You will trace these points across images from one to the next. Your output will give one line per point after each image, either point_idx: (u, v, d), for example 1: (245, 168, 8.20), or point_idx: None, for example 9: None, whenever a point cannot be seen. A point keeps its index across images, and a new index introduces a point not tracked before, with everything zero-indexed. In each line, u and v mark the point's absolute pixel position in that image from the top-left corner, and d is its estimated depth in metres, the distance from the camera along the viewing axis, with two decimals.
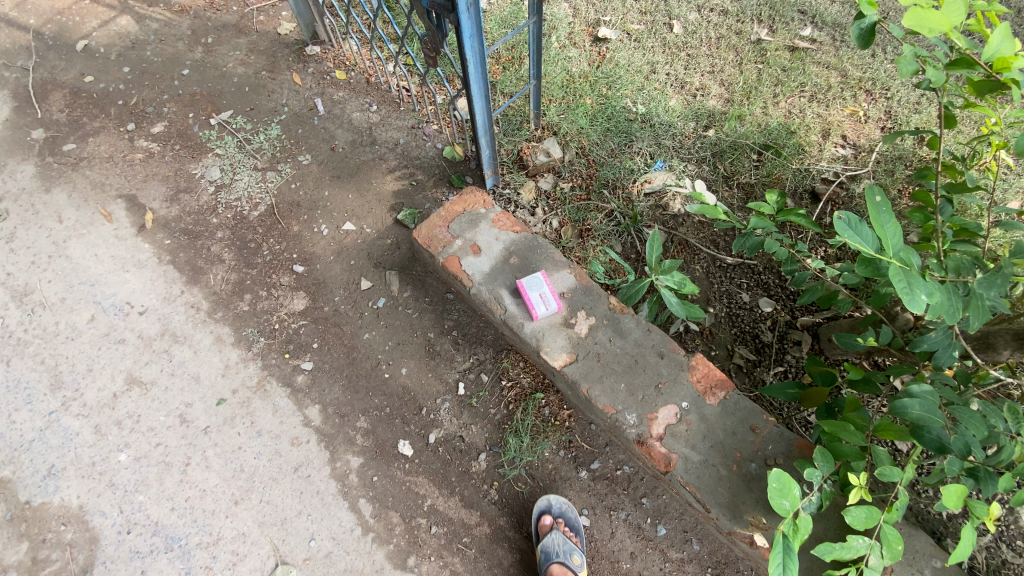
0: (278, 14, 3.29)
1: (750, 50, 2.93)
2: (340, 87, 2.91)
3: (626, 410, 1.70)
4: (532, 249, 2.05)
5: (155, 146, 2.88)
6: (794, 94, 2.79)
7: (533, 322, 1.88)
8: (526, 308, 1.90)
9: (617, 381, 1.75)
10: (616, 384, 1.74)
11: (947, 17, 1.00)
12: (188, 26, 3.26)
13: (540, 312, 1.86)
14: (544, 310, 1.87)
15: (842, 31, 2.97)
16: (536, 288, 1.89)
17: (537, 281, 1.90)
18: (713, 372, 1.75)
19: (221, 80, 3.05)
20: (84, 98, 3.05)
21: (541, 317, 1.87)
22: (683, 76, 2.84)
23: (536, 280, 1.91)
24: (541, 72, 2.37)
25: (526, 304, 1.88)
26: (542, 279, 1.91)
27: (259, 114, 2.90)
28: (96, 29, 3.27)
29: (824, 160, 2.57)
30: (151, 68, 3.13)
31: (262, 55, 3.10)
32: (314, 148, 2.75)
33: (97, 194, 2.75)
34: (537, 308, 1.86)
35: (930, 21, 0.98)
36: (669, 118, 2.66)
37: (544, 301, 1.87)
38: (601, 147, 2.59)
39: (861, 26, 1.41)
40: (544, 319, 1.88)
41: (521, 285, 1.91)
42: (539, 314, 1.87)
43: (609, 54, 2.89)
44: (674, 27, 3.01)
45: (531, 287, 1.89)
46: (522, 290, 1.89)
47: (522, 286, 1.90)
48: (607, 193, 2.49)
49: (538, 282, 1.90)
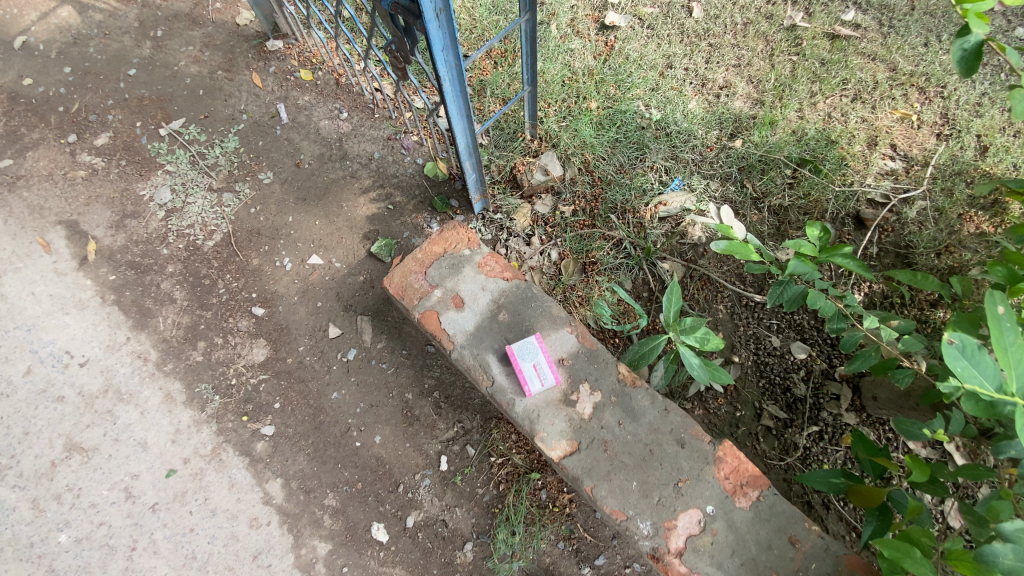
0: (236, 1, 2.87)
1: (782, 38, 2.49)
2: (305, 90, 2.53)
3: (639, 516, 1.41)
4: (524, 302, 1.71)
5: (99, 160, 2.52)
6: (834, 92, 2.38)
7: (525, 399, 1.56)
8: (517, 381, 1.58)
9: (629, 479, 1.44)
10: (627, 482, 1.44)
11: None
12: (135, 16, 2.84)
13: (533, 386, 1.55)
14: (539, 384, 1.55)
15: (891, 13, 2.52)
16: (528, 357, 1.57)
17: (530, 348, 1.59)
18: (744, 467, 1.45)
19: (172, 82, 2.66)
20: (21, 104, 2.67)
21: (535, 393, 1.55)
22: (704, 72, 2.43)
23: (529, 347, 1.59)
24: (536, 77, 1.98)
25: (517, 376, 1.57)
26: (536, 346, 1.60)
27: (215, 122, 2.54)
28: (34, 22, 2.85)
29: (871, 176, 2.19)
30: (93, 67, 2.73)
31: (218, 51, 2.71)
32: (276, 164, 2.39)
33: (35, 219, 2.40)
34: (530, 382, 1.55)
35: None
36: (688, 125, 2.27)
37: (539, 373, 1.55)
38: (608, 162, 2.20)
39: (965, 46, 1.08)
40: (539, 395, 1.55)
41: (511, 352, 1.59)
42: (533, 389, 1.55)
43: (618, 44, 2.46)
44: (693, 10, 2.57)
45: (522, 356, 1.57)
46: (512, 360, 1.57)
47: (512, 354, 1.58)
48: (615, 218, 2.11)
49: (531, 350, 1.58)
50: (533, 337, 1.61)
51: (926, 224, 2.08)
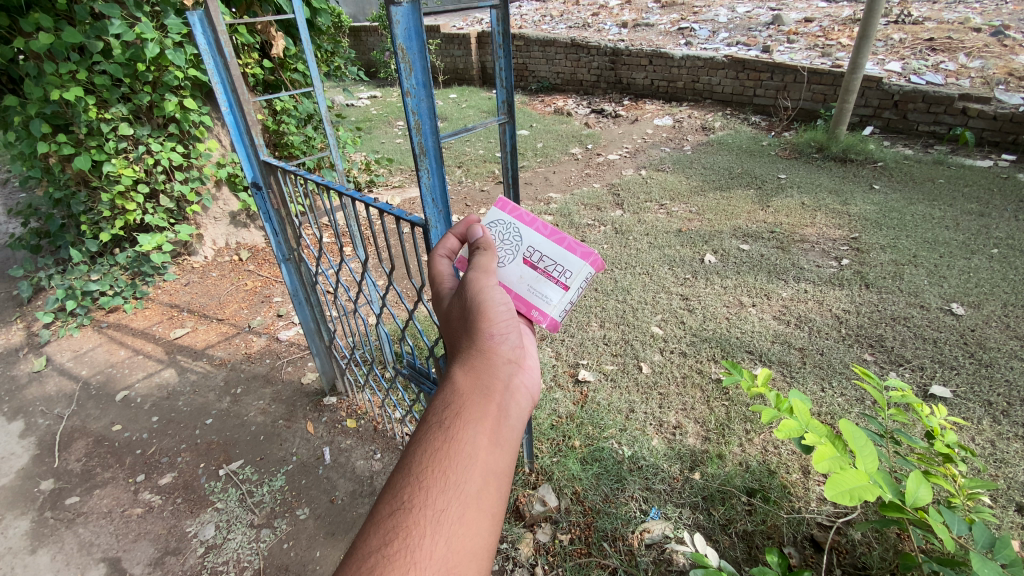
0: (304, 365, 3.86)
1: (712, 388, 3.39)
2: (348, 435, 3.21)
3: None
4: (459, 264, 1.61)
5: (158, 498, 2.98)
6: (763, 429, 3.08)
7: (563, 312, 1.58)
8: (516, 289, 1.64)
9: None
10: None
11: (816, 436, 1.64)
12: (223, 378, 3.79)
13: (550, 305, 1.57)
14: (555, 276, 1.59)
15: (789, 367, 3.61)
16: (508, 276, 1.60)
17: (496, 235, 1.63)
18: None
19: (239, 428, 3.36)
20: (106, 446, 3.37)
21: (562, 283, 1.59)
22: (659, 414, 3.24)
23: (501, 229, 1.63)
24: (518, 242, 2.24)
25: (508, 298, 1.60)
26: (514, 222, 1.63)
27: (268, 463, 3.09)
28: (162, 384, 3.80)
29: (813, 501, 2.64)
30: (178, 417, 3.50)
31: (282, 404, 3.51)
32: (314, 500, 2.84)
33: (81, 556, 2.73)
34: (539, 301, 1.57)
35: (826, 454, 1.55)
36: (654, 459, 2.92)
37: (534, 268, 1.59)
38: (595, 492, 2.75)
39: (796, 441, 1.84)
40: (576, 288, 1.60)
41: None
42: (554, 297, 1.58)
43: (590, 394, 3.41)
44: (642, 367, 3.62)
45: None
46: (519, 313, 1.59)
47: None
48: (606, 544, 2.52)
49: (505, 256, 1.61)
50: (481, 218, 1.66)
51: (872, 544, 2.40)
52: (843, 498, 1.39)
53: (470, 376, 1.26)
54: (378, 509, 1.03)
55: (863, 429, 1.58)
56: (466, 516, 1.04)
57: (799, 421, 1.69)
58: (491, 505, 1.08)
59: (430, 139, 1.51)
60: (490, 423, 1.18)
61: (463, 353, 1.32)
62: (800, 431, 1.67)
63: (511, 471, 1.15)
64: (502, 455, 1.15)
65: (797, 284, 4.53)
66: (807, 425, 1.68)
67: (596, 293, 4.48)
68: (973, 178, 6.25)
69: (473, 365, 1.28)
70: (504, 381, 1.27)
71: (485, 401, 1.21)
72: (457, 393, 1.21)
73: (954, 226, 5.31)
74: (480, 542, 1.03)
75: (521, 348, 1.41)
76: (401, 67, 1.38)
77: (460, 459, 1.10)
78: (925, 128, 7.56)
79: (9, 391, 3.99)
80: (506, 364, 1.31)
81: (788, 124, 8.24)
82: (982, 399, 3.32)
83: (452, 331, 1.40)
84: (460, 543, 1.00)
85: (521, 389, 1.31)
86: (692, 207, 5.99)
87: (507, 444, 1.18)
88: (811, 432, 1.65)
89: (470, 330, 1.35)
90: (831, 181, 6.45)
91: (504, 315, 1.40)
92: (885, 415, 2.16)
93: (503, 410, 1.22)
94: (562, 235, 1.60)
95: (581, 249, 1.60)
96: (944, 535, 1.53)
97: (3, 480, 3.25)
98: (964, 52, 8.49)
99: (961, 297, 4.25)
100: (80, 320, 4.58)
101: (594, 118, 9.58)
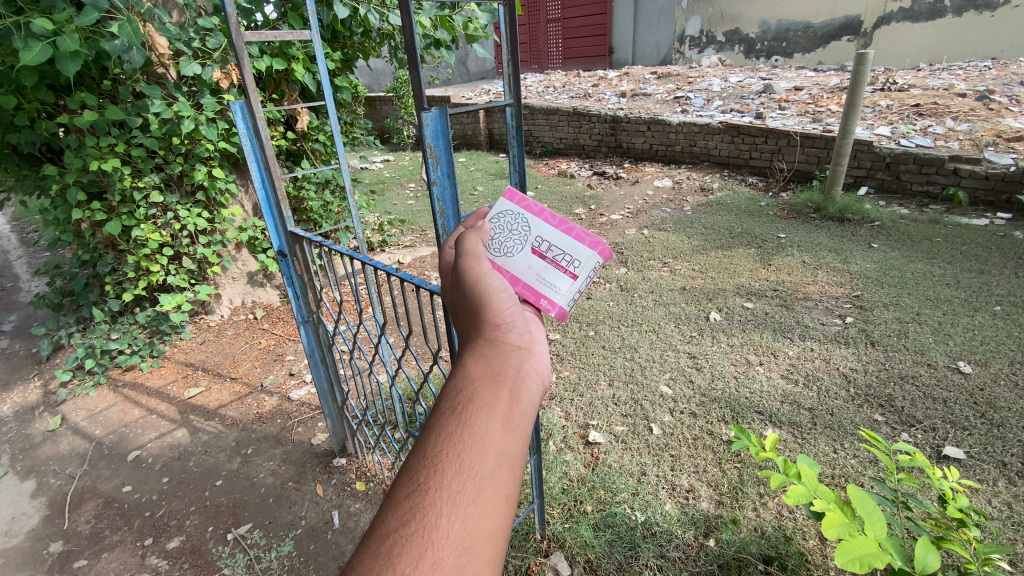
0: (315, 425, 3.88)
1: (724, 450, 3.37)
2: (357, 497, 3.20)
3: None
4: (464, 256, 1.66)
5: (164, 563, 2.94)
6: (777, 493, 3.04)
7: (570, 301, 1.62)
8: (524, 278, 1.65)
9: None
10: None
11: (824, 502, 1.66)
12: (235, 438, 3.82)
13: (559, 294, 1.61)
14: (564, 265, 1.64)
15: (799, 428, 3.60)
16: (517, 266, 1.63)
17: (505, 225, 1.66)
18: None
19: (249, 490, 3.35)
20: (114, 507, 3.36)
21: (570, 272, 1.64)
22: (672, 477, 3.21)
23: (510, 219, 1.66)
24: None
25: (516, 288, 1.63)
26: (523, 212, 1.67)
27: (276, 527, 3.07)
28: (173, 444, 3.83)
29: (832, 570, 2.58)
30: (188, 478, 3.51)
31: (292, 465, 3.52)
32: (322, 567, 2.80)
33: None
34: (548, 291, 1.61)
35: (832, 519, 1.58)
36: (668, 525, 2.87)
37: (543, 258, 1.64)
38: (608, 560, 2.70)
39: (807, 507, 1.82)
40: (584, 277, 1.64)
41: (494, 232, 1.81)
42: (562, 286, 1.62)
43: (601, 456, 3.41)
44: (653, 428, 3.62)
45: (495, 250, 1.64)
46: (527, 302, 1.61)
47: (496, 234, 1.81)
48: None
49: (514, 246, 1.64)
50: (488, 210, 1.69)
51: None
52: (853, 565, 1.40)
53: (481, 363, 1.28)
54: (396, 490, 1.06)
55: (870, 494, 1.62)
56: (481, 496, 1.06)
57: (804, 487, 1.72)
58: (505, 487, 1.09)
59: (452, 221, 1.69)
60: (501, 407, 1.19)
61: (473, 342, 1.35)
62: (807, 496, 1.69)
63: (524, 453, 1.17)
64: (515, 438, 1.17)
65: (802, 343, 4.57)
66: (813, 490, 1.71)
67: (603, 352, 4.54)
68: (969, 237, 6.41)
69: (480, 352, 1.31)
70: (515, 368, 1.29)
71: (498, 387, 1.23)
72: (469, 381, 1.24)
73: (955, 284, 5.40)
74: (495, 522, 1.05)
75: (528, 334, 1.43)
76: (429, 162, 1.56)
77: (473, 443, 1.12)
78: (918, 187, 7.84)
79: (22, 450, 4.03)
80: (515, 351, 1.33)
81: (785, 184, 8.55)
82: (997, 460, 3.29)
83: (459, 318, 1.44)
84: (475, 524, 1.03)
85: (532, 374, 1.33)
86: (695, 265, 6.15)
87: (520, 427, 1.20)
88: (817, 498, 1.68)
89: (478, 320, 1.39)
90: (829, 240, 6.63)
91: (509, 304, 1.43)
92: (895, 479, 2.16)
93: (514, 391, 1.24)
94: (570, 225, 1.66)
95: (589, 238, 1.66)
96: None
97: (11, 542, 3.23)
98: (950, 117, 8.91)
99: (967, 355, 4.28)
100: (97, 378, 4.67)
101: (597, 180, 9.99)
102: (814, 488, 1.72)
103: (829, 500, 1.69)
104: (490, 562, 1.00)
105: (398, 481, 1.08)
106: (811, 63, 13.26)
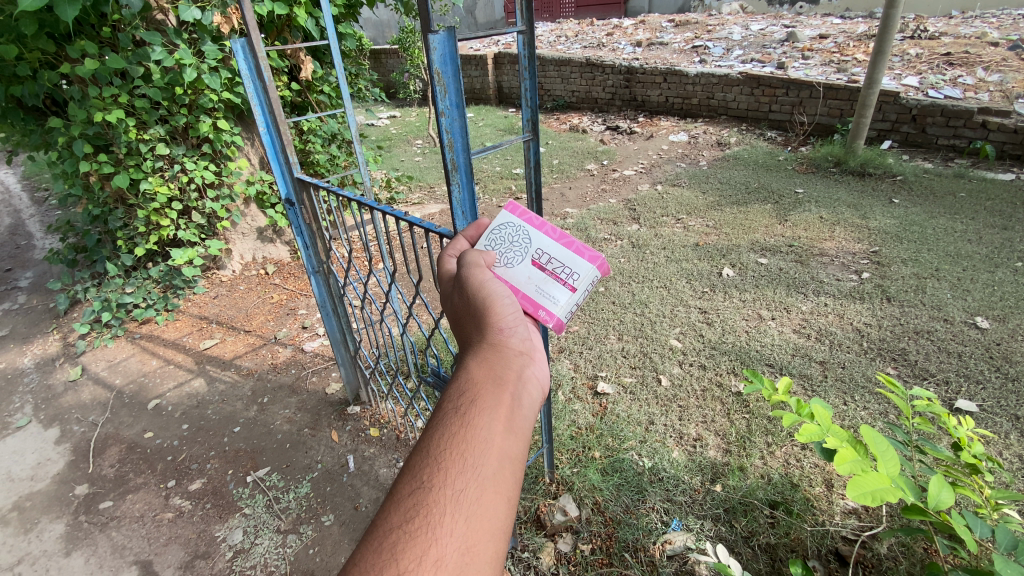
0: (328, 375, 3.95)
1: (733, 401, 3.39)
2: (372, 443, 3.28)
3: None
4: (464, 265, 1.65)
5: (187, 504, 3.06)
6: (786, 442, 3.06)
7: (569, 313, 1.55)
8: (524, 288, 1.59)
9: None
10: None
11: (837, 441, 1.66)
12: (250, 387, 3.91)
13: (557, 306, 1.54)
14: (563, 278, 1.57)
15: (810, 381, 3.59)
16: (516, 277, 1.57)
17: (504, 237, 1.61)
18: None
19: (266, 436, 3.45)
20: (138, 452, 3.49)
21: (569, 284, 1.57)
22: (680, 426, 3.25)
23: (510, 231, 1.61)
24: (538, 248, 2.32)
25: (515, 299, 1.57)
26: (523, 225, 1.61)
27: (293, 470, 3.17)
28: (191, 393, 3.93)
29: (837, 515, 2.62)
30: (207, 425, 3.61)
31: (307, 413, 3.60)
32: (338, 507, 2.90)
33: (114, 559, 2.82)
34: (546, 301, 1.54)
35: (844, 455, 1.59)
36: (675, 471, 2.92)
37: (543, 270, 1.57)
38: (615, 503, 2.76)
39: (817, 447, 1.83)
40: (583, 290, 1.57)
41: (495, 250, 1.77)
42: (561, 298, 1.56)
43: (609, 406, 3.44)
44: (662, 380, 3.63)
45: (496, 261, 1.58)
46: (525, 312, 1.55)
47: None
48: (628, 556, 2.53)
49: (514, 257, 1.59)
50: (490, 222, 1.64)
51: (900, 559, 2.37)
52: (861, 498, 1.42)
53: (484, 367, 1.27)
54: (399, 486, 1.06)
55: (884, 434, 1.62)
56: (483, 497, 1.06)
57: (817, 426, 1.73)
58: (507, 488, 1.09)
59: (462, 156, 1.63)
60: (504, 410, 1.19)
61: (475, 346, 1.35)
62: (822, 435, 1.70)
63: (525, 456, 1.17)
64: (517, 441, 1.17)
65: (816, 298, 4.51)
66: (828, 429, 1.71)
67: (613, 306, 4.53)
68: (994, 192, 6.17)
69: (482, 357, 1.30)
70: (517, 371, 1.29)
71: (500, 389, 1.22)
72: (472, 382, 1.23)
73: (977, 240, 5.25)
74: (498, 523, 1.05)
75: (530, 339, 1.43)
76: (437, 91, 1.49)
77: (476, 444, 1.12)
78: (945, 141, 7.51)
79: (46, 399, 4.16)
80: (517, 355, 1.33)
81: (805, 138, 8.23)
82: (1009, 413, 3.27)
83: (461, 328, 1.43)
84: (477, 523, 1.03)
85: (533, 378, 1.32)
86: (709, 221, 6.02)
87: (521, 431, 1.20)
88: (832, 436, 1.69)
89: (481, 323, 1.38)
90: (849, 195, 6.43)
91: (511, 310, 1.42)
92: (909, 424, 2.15)
93: (516, 396, 1.24)
94: (570, 238, 1.60)
95: (589, 253, 1.59)
96: (966, 535, 1.54)
97: (41, 483, 3.38)
98: (982, 66, 8.44)
99: (985, 311, 4.19)
100: (115, 331, 4.77)
101: (609, 135, 9.70)
102: (828, 427, 1.73)
103: (841, 437, 1.70)
104: (492, 562, 1.00)
105: (402, 479, 1.07)
106: (838, 9, 12.52)
